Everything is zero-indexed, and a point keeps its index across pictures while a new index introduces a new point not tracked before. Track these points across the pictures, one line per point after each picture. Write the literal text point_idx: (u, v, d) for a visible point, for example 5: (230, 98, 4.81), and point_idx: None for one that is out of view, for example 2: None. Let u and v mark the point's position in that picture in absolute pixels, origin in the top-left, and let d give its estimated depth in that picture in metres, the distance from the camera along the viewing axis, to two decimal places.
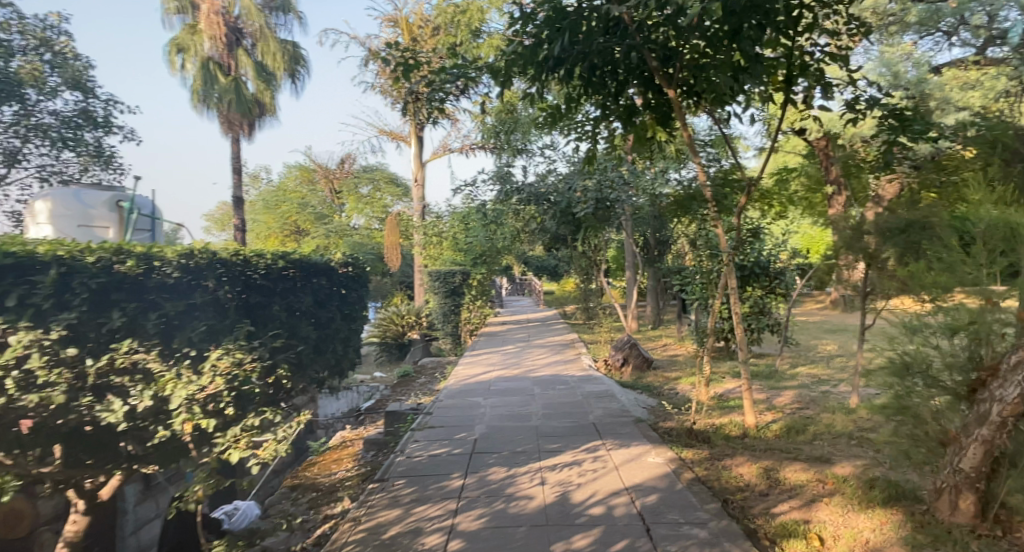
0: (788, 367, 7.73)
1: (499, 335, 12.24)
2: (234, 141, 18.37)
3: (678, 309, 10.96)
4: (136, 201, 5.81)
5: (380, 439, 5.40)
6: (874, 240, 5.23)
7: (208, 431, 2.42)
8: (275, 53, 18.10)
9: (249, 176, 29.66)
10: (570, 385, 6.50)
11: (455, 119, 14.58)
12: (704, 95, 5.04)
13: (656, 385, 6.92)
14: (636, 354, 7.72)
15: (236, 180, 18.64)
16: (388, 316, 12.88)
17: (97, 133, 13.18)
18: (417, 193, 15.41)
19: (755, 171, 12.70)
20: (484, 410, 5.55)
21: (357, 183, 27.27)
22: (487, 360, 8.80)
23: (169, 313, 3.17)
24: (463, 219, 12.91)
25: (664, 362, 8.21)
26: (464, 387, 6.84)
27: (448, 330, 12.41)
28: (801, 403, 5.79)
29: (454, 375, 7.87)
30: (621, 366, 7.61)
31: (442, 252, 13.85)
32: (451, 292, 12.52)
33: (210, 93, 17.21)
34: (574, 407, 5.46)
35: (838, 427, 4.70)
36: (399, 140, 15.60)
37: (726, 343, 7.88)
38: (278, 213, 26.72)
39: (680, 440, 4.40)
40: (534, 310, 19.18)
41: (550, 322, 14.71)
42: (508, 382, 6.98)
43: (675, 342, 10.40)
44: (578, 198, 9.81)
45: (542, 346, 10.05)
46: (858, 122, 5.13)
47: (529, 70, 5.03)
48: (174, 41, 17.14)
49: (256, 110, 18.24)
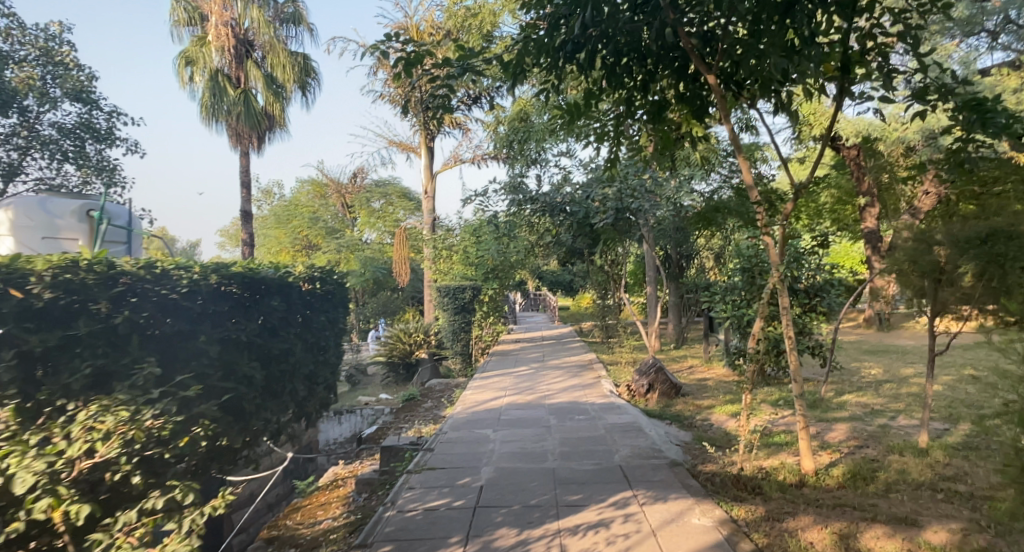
0: (833, 395, 6.95)
1: (512, 355, 11.55)
2: (243, 155, 18.04)
3: (705, 327, 10.21)
4: (110, 211, 5.27)
5: (374, 480, 4.73)
6: (947, 252, 4.46)
7: (87, 519, 1.75)
8: (285, 66, 17.75)
9: (262, 191, 29.56)
10: (590, 415, 5.79)
11: (466, 129, 14.04)
12: (747, 83, 4.37)
13: (687, 415, 6.18)
14: (662, 380, 6.97)
15: (245, 195, 18.31)
16: (396, 335, 12.13)
17: (99, 146, 12.88)
18: (427, 205, 14.86)
19: (783, 182, 12.17)
20: (493, 447, 4.86)
21: (368, 198, 26.91)
22: (499, 384, 8.09)
23: (32, 349, 2.42)
24: (475, 231, 12.43)
25: (694, 388, 7.46)
26: (472, 415, 6.15)
27: (458, 349, 11.67)
28: (859, 441, 5.02)
29: (462, 400, 7.18)
30: (647, 392, 6.87)
31: (451, 267, 13.04)
32: (461, 311, 11.82)
33: (219, 105, 16.96)
34: (596, 444, 4.75)
35: (914, 474, 3.93)
36: (409, 151, 15.07)
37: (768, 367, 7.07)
38: (289, 228, 26.38)
39: (727, 492, 3.66)
40: (550, 327, 18.48)
41: (566, 340, 14.00)
42: (520, 410, 6.28)
43: (703, 364, 9.61)
44: (596, 208, 9.15)
45: (558, 369, 9.30)
46: (927, 117, 4.39)
47: (544, 60, 4.45)
48: (183, 53, 16.93)
49: (265, 123, 17.93)
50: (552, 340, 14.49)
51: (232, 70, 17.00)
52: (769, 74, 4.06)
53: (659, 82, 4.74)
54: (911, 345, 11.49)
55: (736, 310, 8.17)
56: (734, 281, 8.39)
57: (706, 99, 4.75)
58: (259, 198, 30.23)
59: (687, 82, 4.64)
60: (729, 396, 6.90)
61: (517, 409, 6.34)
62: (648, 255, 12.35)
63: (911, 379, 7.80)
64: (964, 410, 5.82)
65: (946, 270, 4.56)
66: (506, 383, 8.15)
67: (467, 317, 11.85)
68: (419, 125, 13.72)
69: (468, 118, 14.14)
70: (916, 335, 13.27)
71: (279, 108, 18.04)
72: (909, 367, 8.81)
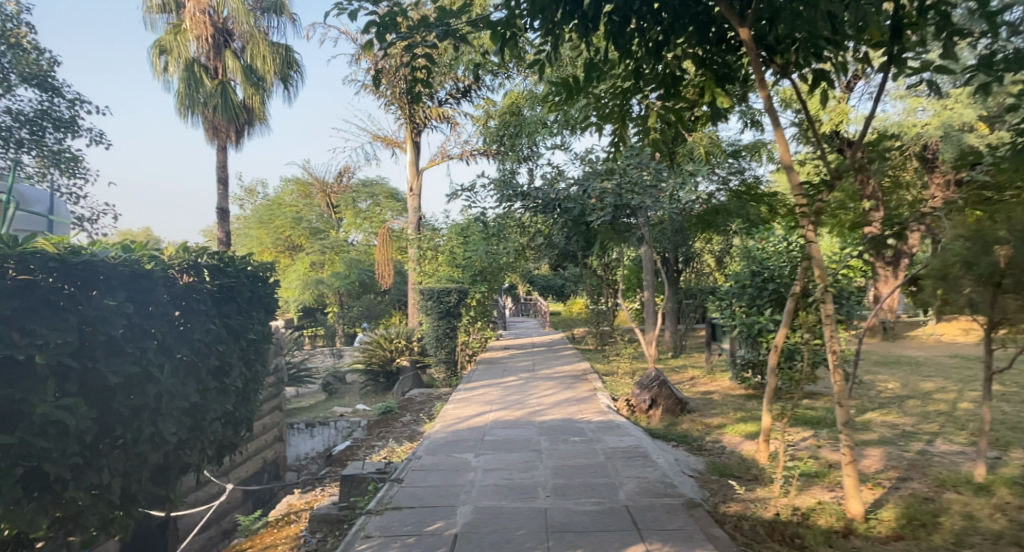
0: (855, 413, 6.27)
1: (500, 363, 10.80)
2: (220, 149, 17.21)
3: (707, 336, 9.53)
4: (20, 194, 4.48)
5: (331, 517, 3.94)
6: (1014, 250, 3.77)
7: None
8: (265, 56, 16.95)
9: (245, 189, 28.70)
10: (588, 437, 5.04)
11: (455, 123, 13.30)
12: (782, 46, 3.67)
13: (695, 436, 5.48)
14: (667, 395, 6.23)
15: (220, 191, 17.52)
16: (376, 341, 11.27)
17: (60, 135, 11.94)
18: (412, 203, 14.09)
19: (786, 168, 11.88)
20: (473, 479, 4.09)
21: (355, 198, 26.07)
22: (484, 397, 7.28)
23: None
24: (462, 230, 11.81)
25: (700, 404, 6.73)
26: (451, 435, 5.38)
27: (442, 356, 10.67)
28: (900, 472, 4.32)
29: (442, 416, 6.39)
30: (648, 409, 6.14)
31: (437, 269, 12.26)
32: (446, 315, 10.74)
33: (194, 97, 16.14)
34: (596, 476, 4.01)
35: (985, 520, 3.23)
36: (394, 146, 14.30)
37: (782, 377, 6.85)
38: (271, 228, 25.35)
39: (762, 546, 2.93)
40: (542, 333, 17.72)
41: (557, 348, 13.26)
42: (507, 429, 5.53)
43: (705, 377, 8.92)
44: (592, 206, 8.36)
45: (548, 379, 8.54)
46: (992, 91, 3.69)
47: (539, 17, 3.74)
48: (157, 43, 16.10)
49: (244, 116, 17.13)
50: (543, 347, 13.74)
51: (209, 61, 16.26)
52: (811, 32, 3.36)
53: (675, 44, 4.05)
54: (920, 356, 10.89)
55: (750, 318, 7.19)
56: (745, 288, 7.52)
57: (727, 66, 4.07)
58: (241, 196, 29.24)
59: (709, 46, 3.96)
60: (740, 414, 6.19)
61: (502, 428, 5.57)
62: (646, 257, 11.67)
63: (935, 395, 7.15)
64: (1009, 433, 5.15)
65: (1009, 270, 3.87)
66: (491, 396, 7.36)
67: (452, 322, 10.81)
68: (405, 117, 12.96)
69: (457, 111, 13.43)
70: (924, 346, 12.66)
71: (259, 101, 17.26)
72: (929, 381, 8.16)
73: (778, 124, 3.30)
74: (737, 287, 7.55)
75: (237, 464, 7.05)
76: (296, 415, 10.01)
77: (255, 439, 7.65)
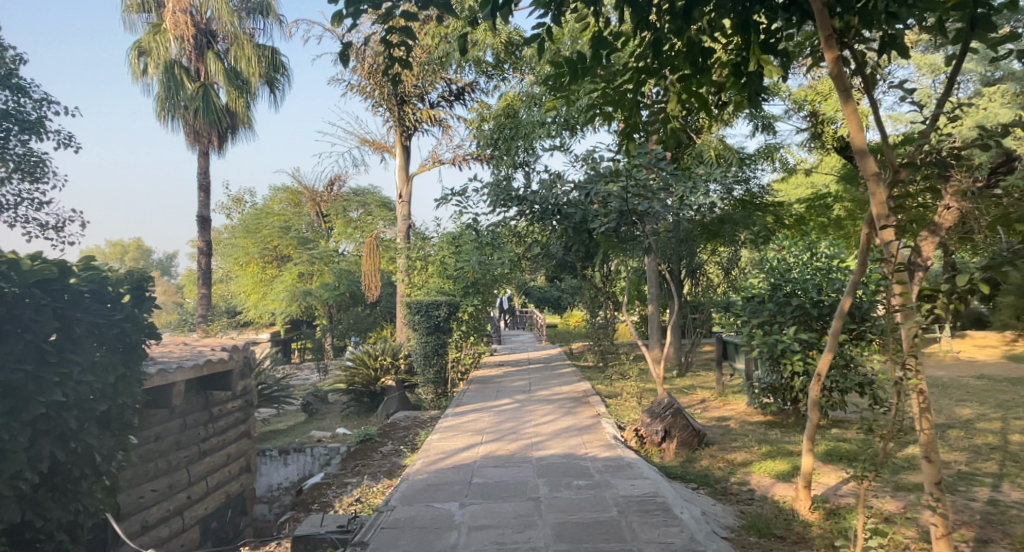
0: (896, 448, 5.50)
1: (493, 383, 9.97)
2: (202, 155, 16.47)
3: (718, 354, 8.80)
4: None
5: None
6: None
7: None
8: (250, 58, 16.25)
9: (232, 198, 27.91)
10: (596, 481, 4.24)
11: (447, 126, 12.56)
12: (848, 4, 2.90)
13: (719, 479, 4.69)
14: (683, 426, 5.42)
15: (201, 198, 16.75)
16: (358, 358, 10.40)
17: (23, 137, 10.55)
18: (401, 210, 13.31)
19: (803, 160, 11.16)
20: (455, 543, 3.28)
21: (345, 207, 25.25)
22: (474, 425, 6.46)
23: None
24: (454, 239, 11.04)
25: (716, 435, 5.95)
26: (434, 477, 4.59)
27: (430, 376, 9.85)
28: (977, 531, 3.54)
29: (425, 448, 5.59)
30: (661, 442, 5.35)
31: (427, 280, 11.48)
32: (435, 331, 9.97)
33: (175, 102, 15.46)
34: (607, 539, 3.22)
35: None
36: (383, 150, 13.53)
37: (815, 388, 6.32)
38: (257, 237, 24.41)
39: None
40: (538, 348, 16.85)
41: (555, 365, 12.43)
42: (500, 468, 4.74)
43: (717, 401, 8.14)
44: (595, 211, 7.56)
45: (545, 403, 7.74)
46: None
47: None
48: (136, 43, 15.42)
49: (227, 120, 16.43)
50: (539, 363, 12.93)
51: (191, 62, 15.58)
52: None
53: (707, 9, 3.28)
54: (944, 377, 10.14)
55: (773, 336, 6.37)
56: (763, 303, 6.77)
57: (769, 32, 3.32)
58: (229, 205, 28.40)
59: (749, 9, 3.18)
60: (765, 448, 5.42)
61: (493, 468, 4.77)
62: (651, 268, 10.93)
63: (978, 424, 6.38)
64: None
65: None
66: (482, 423, 6.55)
67: (442, 338, 10.03)
68: (394, 119, 12.26)
69: (450, 115, 12.71)
70: (944, 365, 11.91)
71: (243, 105, 16.57)
72: (966, 406, 7.40)
73: (847, 94, 2.58)
74: (758, 304, 6.82)
75: (193, 502, 6.21)
76: (270, 441, 9.17)
77: (216, 472, 6.81)
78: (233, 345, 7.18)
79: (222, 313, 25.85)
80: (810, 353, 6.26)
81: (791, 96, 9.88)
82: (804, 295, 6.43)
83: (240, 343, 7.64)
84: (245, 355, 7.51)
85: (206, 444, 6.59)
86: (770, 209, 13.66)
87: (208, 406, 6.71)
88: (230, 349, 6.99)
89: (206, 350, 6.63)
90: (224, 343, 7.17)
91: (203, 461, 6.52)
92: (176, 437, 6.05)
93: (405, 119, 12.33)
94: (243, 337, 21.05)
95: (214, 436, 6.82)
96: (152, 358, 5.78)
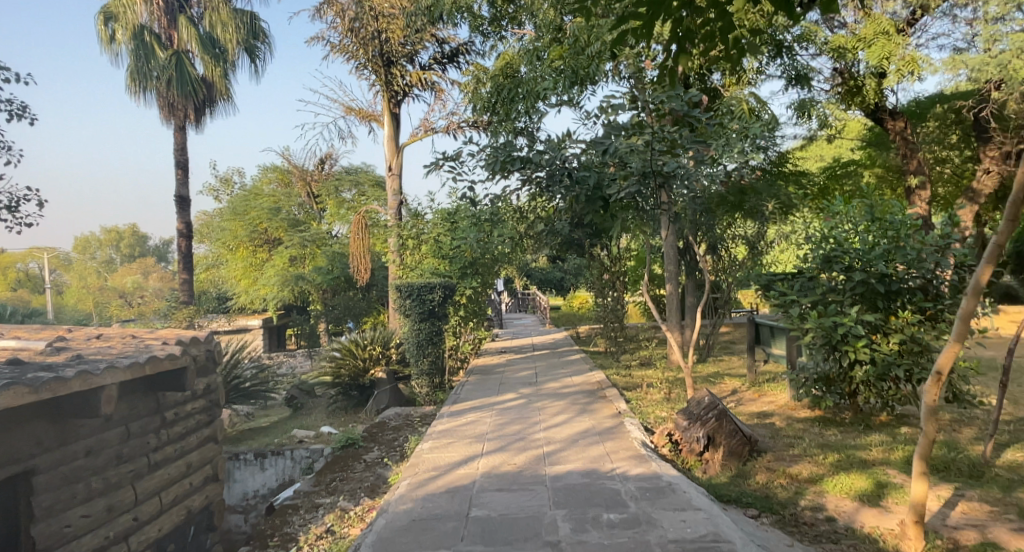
0: (993, 453, 4.47)
1: (495, 374, 8.94)
2: (178, 130, 15.32)
3: (750, 339, 7.80)
4: None
5: None
6: None
7: None
8: (227, 23, 15.08)
9: (221, 179, 26.77)
10: (633, 516, 3.21)
11: (440, 91, 11.39)
12: None
13: (787, 505, 3.65)
14: (732, 432, 4.36)
15: (179, 177, 15.64)
16: (345, 348, 9.32)
17: None
18: (391, 185, 12.18)
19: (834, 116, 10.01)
20: None
21: (337, 187, 24.03)
22: (473, 429, 5.43)
23: None
24: (450, 215, 10.06)
25: (767, 439, 4.91)
26: (423, 508, 3.55)
27: (424, 366, 8.79)
28: None
29: (413, 464, 4.52)
30: (705, 451, 4.34)
31: (421, 260, 10.35)
32: (429, 317, 8.87)
33: (146, 71, 14.27)
34: None
35: None
36: (371, 120, 12.37)
37: (883, 381, 5.26)
38: (245, 220, 23.22)
39: None
40: (543, 331, 15.80)
41: (563, 351, 11.37)
42: (506, 494, 3.70)
43: (752, 393, 7.10)
44: (611, 174, 6.45)
45: (556, 398, 6.70)
46: None
47: None
48: (102, 7, 14.19)
49: (203, 92, 15.26)
50: (545, 349, 11.90)
51: (163, 29, 14.39)
52: None
53: None
54: (1000, 360, 9.04)
55: (831, 317, 5.25)
56: (815, 278, 5.65)
57: None
58: (217, 186, 27.28)
59: None
60: (833, 457, 4.39)
61: (496, 492, 3.75)
62: (669, 243, 9.86)
63: None
64: None
65: None
66: (482, 427, 5.50)
67: (437, 324, 8.98)
68: (381, 82, 11.11)
69: (443, 79, 11.58)
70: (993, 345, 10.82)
71: (220, 76, 15.38)
72: None
73: None
74: (814, 281, 5.65)
75: (142, 524, 5.21)
76: (245, 442, 8.18)
77: (174, 485, 5.82)
78: (192, 337, 6.16)
79: (212, 299, 24.79)
80: (874, 337, 5.23)
81: (826, 44, 8.65)
82: (876, 271, 5.22)
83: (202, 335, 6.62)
84: (208, 347, 6.50)
85: (159, 454, 5.60)
86: (791, 178, 12.53)
87: (160, 410, 5.70)
88: (187, 343, 5.96)
89: (154, 343, 5.59)
90: (182, 335, 6.17)
91: (157, 474, 5.52)
92: (116, 448, 5.05)
93: (393, 84, 11.18)
94: (232, 325, 20.00)
95: (169, 444, 5.80)
96: (79, 357, 4.75)
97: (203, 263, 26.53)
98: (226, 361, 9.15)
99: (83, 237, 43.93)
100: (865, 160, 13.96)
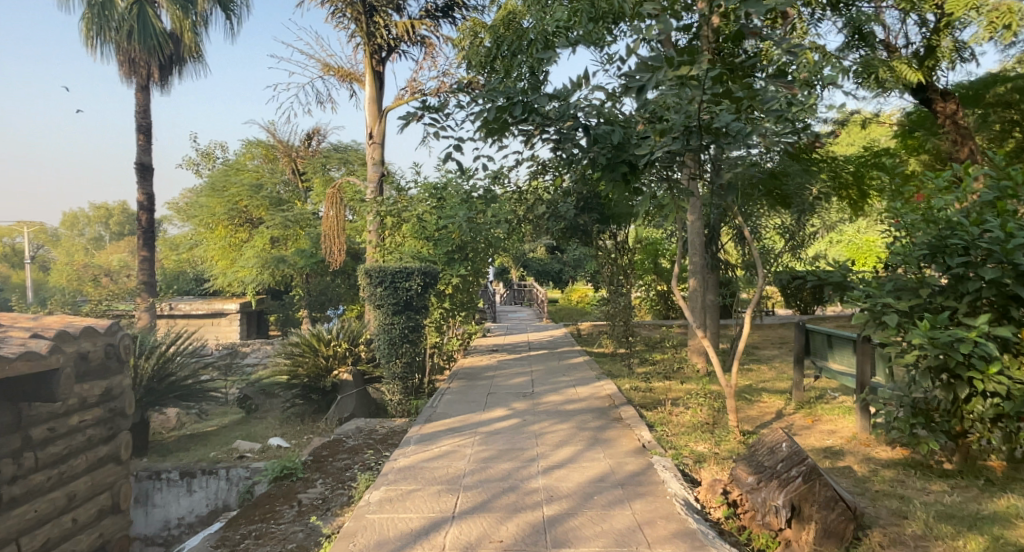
0: None
1: (483, 380, 7.44)
2: (140, 90, 13.78)
3: (796, 349, 6.34)
4: None
5: None
6: None
7: None
8: None
9: (202, 153, 25.20)
10: None
11: (431, 46, 9.83)
12: None
13: None
14: (828, 504, 2.84)
15: (141, 142, 14.05)
16: (305, 342, 7.81)
17: None
18: (373, 155, 10.60)
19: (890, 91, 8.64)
20: None
21: (325, 164, 22.08)
22: (446, 468, 3.95)
23: None
24: (436, 189, 8.59)
25: (860, 503, 3.44)
26: None
27: (397, 368, 7.27)
28: None
29: (348, 531, 3.02)
30: (790, 528, 2.88)
31: (402, 243, 8.81)
32: (405, 309, 7.33)
33: (104, 21, 12.68)
34: None
35: None
36: (352, 79, 10.81)
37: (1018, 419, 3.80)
38: (224, 196, 21.59)
39: None
40: (541, 327, 14.36)
41: (564, 352, 9.89)
42: None
43: (804, 418, 5.60)
44: (641, 131, 4.95)
45: (558, 419, 5.23)
46: None
47: None
48: None
49: (170, 47, 13.65)
50: (544, 349, 10.39)
51: None
52: None
53: None
54: None
55: (946, 330, 3.79)
56: (914, 276, 4.19)
57: None
58: (199, 160, 25.69)
59: None
60: (975, 542, 2.91)
61: None
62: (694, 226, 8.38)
63: None
64: None
65: None
66: (458, 464, 4.01)
67: (414, 318, 7.45)
68: (363, 34, 9.58)
69: (435, 33, 10.00)
70: None
71: (190, 30, 13.77)
72: None
73: None
74: (911, 279, 4.21)
75: None
76: (174, 456, 6.69)
77: (44, 526, 4.27)
78: (84, 328, 4.77)
79: (188, 281, 23.32)
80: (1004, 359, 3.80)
81: None
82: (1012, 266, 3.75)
83: (102, 324, 5.19)
84: (108, 342, 5.13)
85: (16, 485, 4.06)
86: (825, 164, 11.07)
87: (22, 426, 4.20)
88: (66, 335, 4.49)
89: (15, 335, 4.12)
90: (70, 324, 4.75)
91: (11, 515, 3.96)
92: None
93: (377, 37, 9.64)
94: (205, 308, 18.52)
95: (34, 472, 4.26)
96: None
97: (183, 242, 24.93)
98: (161, 354, 7.63)
99: (70, 214, 42.59)
100: (905, 146, 12.43)
